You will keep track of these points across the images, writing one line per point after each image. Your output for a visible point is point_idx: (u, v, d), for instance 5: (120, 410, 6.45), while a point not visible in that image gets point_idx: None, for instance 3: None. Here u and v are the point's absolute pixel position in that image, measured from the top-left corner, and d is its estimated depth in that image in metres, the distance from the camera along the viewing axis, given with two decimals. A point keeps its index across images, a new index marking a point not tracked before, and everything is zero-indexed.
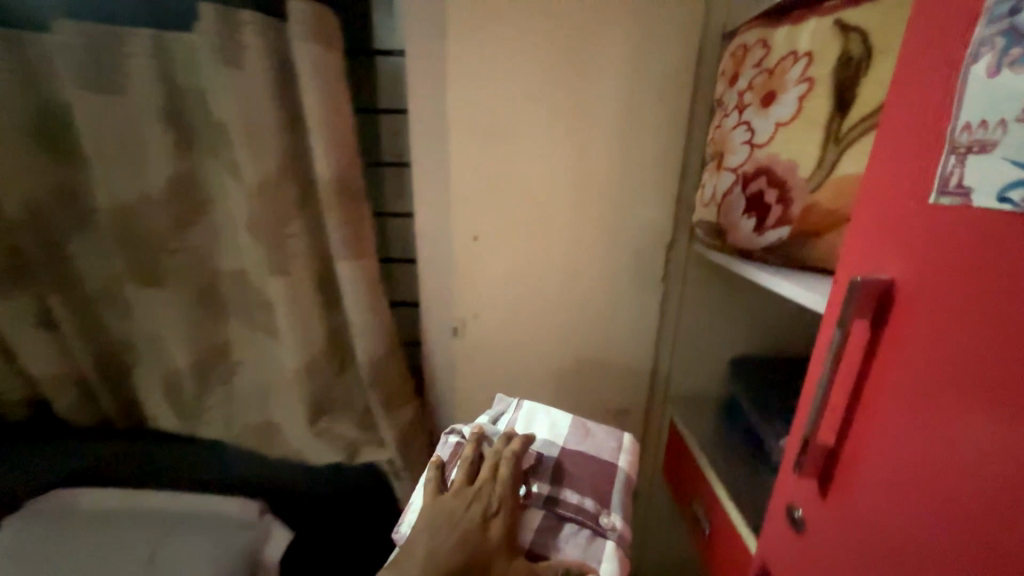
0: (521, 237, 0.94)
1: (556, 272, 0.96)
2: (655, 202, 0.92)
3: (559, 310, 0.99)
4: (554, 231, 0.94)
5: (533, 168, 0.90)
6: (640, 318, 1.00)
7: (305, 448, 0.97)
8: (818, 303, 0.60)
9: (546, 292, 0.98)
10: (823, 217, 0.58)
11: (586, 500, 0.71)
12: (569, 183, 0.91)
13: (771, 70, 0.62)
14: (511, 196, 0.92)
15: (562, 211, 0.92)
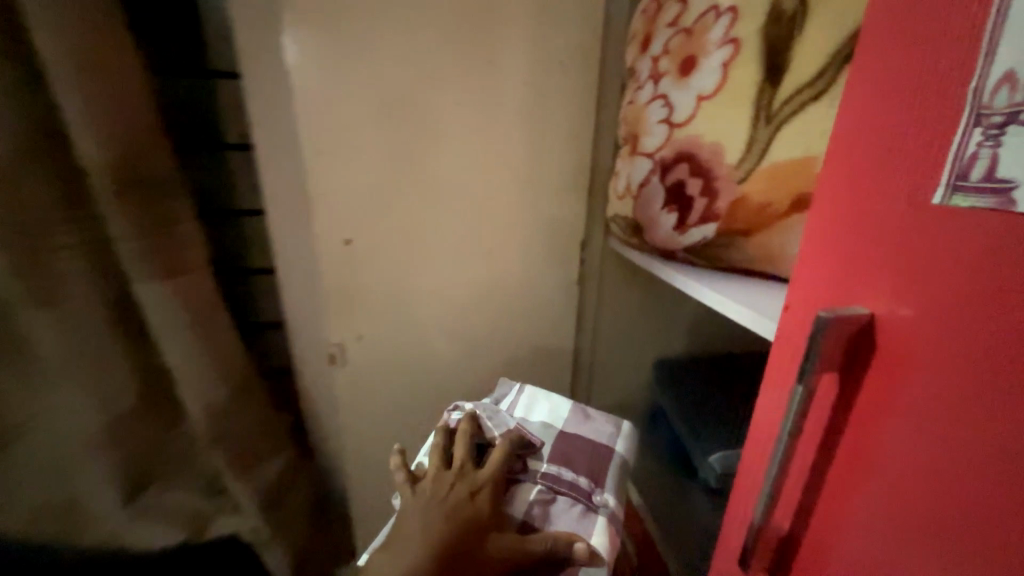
0: (407, 239, 0.76)
1: (453, 281, 0.80)
2: (566, 193, 0.79)
3: (460, 325, 0.84)
4: (449, 231, 0.77)
5: (418, 153, 0.72)
6: (553, 328, 0.88)
7: (127, 530, 0.72)
8: (745, 317, 0.51)
9: (443, 305, 0.82)
10: (752, 214, 0.48)
11: (582, 478, 0.55)
12: (463, 173, 0.74)
13: (690, 29, 0.50)
14: (389, 190, 0.73)
15: (458, 206, 0.76)
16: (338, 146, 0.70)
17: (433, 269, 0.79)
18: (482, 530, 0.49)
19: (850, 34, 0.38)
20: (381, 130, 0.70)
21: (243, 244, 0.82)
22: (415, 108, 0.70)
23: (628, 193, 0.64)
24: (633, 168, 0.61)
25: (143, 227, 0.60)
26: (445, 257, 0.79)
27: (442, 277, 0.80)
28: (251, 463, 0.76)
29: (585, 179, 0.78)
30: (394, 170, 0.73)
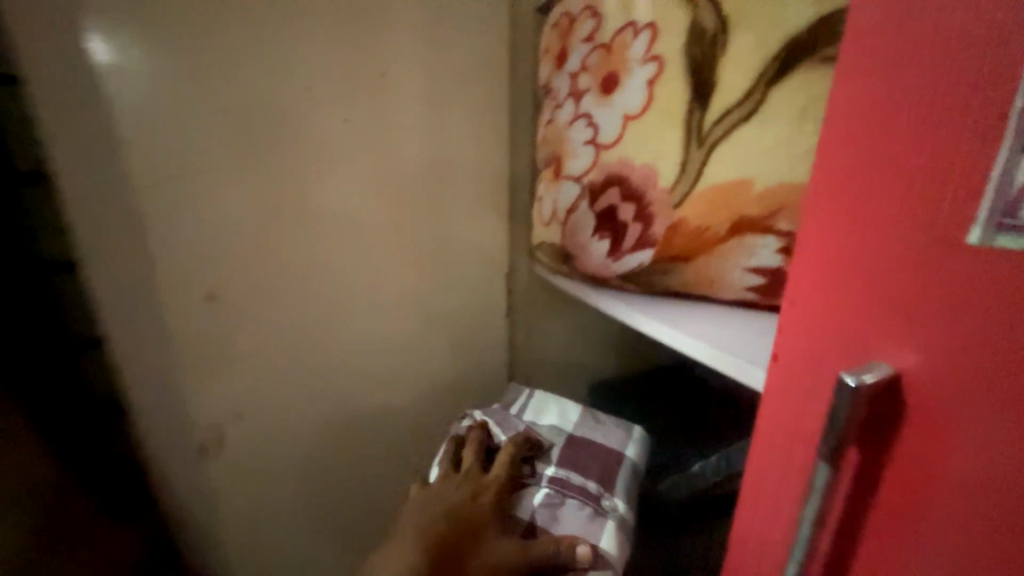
0: (297, 285, 0.63)
1: (359, 329, 0.68)
2: (482, 220, 0.71)
3: (372, 380, 0.71)
4: (350, 270, 0.65)
5: (303, 181, 0.60)
6: (479, 368, 0.79)
7: None
8: (693, 348, 0.48)
9: (348, 360, 0.68)
10: (690, 238, 0.45)
11: (591, 482, 0.49)
12: (361, 203, 0.63)
13: (608, 45, 0.46)
14: (265, 227, 0.59)
15: (359, 241, 0.64)
16: (191, 176, 0.55)
17: (332, 318, 0.66)
18: (477, 532, 0.45)
19: (773, 54, 0.37)
20: (250, 153, 0.57)
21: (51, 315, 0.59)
22: (293, 127, 0.58)
23: (554, 218, 0.58)
24: (558, 192, 0.56)
25: None
26: (348, 303, 0.66)
27: (344, 327, 0.67)
28: None
29: (503, 204, 0.72)
30: (271, 203, 0.59)
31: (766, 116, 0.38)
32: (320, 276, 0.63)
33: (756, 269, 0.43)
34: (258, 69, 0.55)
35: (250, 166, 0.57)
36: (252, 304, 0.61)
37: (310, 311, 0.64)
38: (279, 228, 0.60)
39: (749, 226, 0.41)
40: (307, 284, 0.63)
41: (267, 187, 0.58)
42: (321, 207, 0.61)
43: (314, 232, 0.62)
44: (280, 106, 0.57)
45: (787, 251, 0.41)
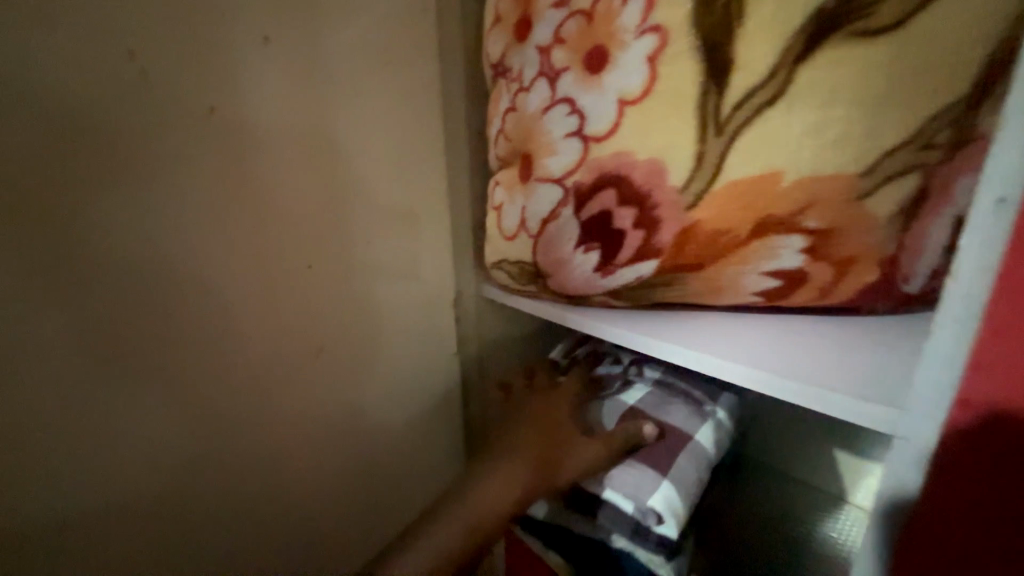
0: (148, 363, 0.42)
1: (261, 401, 0.50)
2: (407, 234, 0.59)
3: (287, 459, 0.54)
4: (236, 324, 0.47)
5: (147, 202, 0.40)
6: (420, 410, 0.67)
7: None
8: (709, 366, 0.42)
9: (254, 440, 0.50)
10: (706, 244, 0.38)
11: (696, 392, 0.64)
12: (243, 231, 0.46)
13: (591, 12, 0.37)
14: (80, 276, 0.38)
15: (249, 283, 0.47)
16: None
17: (219, 394, 0.47)
18: (567, 432, 0.54)
19: (802, 26, 0.32)
20: (40, 165, 0.35)
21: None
22: (117, 124, 0.38)
23: (522, 230, 0.47)
24: (527, 198, 0.45)
25: None
26: (238, 368, 0.48)
27: (235, 404, 0.48)
28: None
29: (431, 214, 0.61)
30: (83, 243, 0.38)
31: (795, 99, 0.33)
32: (192, 339, 0.44)
33: (774, 273, 0.39)
34: (41, 28, 0.34)
35: (43, 183, 0.36)
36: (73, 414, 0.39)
37: (183, 394, 0.44)
38: (105, 280, 0.39)
39: (774, 226, 0.36)
40: (167, 355, 0.43)
41: (74, 221, 0.37)
42: (181, 240, 0.42)
43: (164, 281, 0.42)
44: (87, 90, 0.36)
45: (811, 250, 0.37)
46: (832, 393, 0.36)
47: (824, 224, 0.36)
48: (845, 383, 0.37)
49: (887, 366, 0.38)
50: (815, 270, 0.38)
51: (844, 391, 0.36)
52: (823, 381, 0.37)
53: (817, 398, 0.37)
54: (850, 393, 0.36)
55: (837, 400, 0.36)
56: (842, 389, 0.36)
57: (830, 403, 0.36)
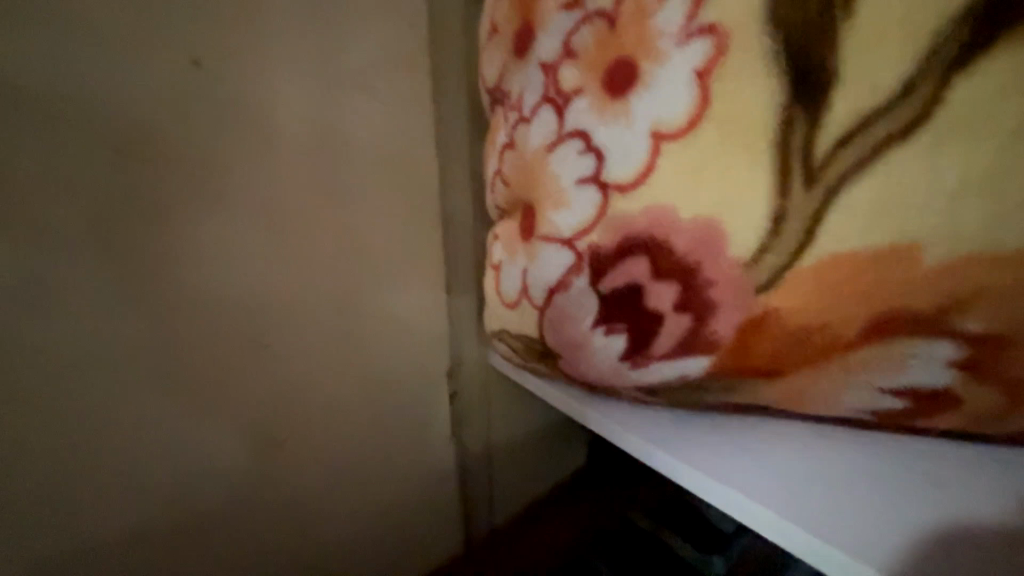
0: (53, 456, 0.36)
1: (199, 491, 0.43)
2: (399, 285, 0.51)
3: (232, 558, 0.46)
4: (166, 407, 0.40)
5: (59, 270, 0.34)
6: (408, 494, 0.57)
7: None
8: (803, 547, 0.26)
9: (188, 539, 0.43)
10: (786, 340, 0.26)
11: None
12: (186, 297, 0.39)
13: (613, 14, 0.27)
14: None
15: (188, 358, 0.40)
16: None
17: (153, 480, 0.40)
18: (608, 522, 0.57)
19: (961, 13, 0.19)
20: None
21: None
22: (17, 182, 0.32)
23: (524, 299, 0.36)
24: (529, 259, 0.34)
25: None
26: (168, 457, 0.41)
27: (166, 496, 0.41)
28: None
29: (429, 264, 0.53)
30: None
31: (948, 131, 0.20)
32: (119, 421, 0.38)
33: (900, 391, 0.25)
34: None
35: None
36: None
37: (92, 493, 0.38)
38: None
39: (901, 325, 0.23)
40: (74, 449, 0.36)
41: None
42: (103, 312, 0.36)
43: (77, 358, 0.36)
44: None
45: (969, 365, 0.23)
46: (828, 545, 0.25)
47: (994, 327, 0.22)
48: (858, 538, 0.25)
49: (950, 534, 0.25)
50: (972, 392, 0.24)
51: (846, 549, 0.24)
52: (824, 527, 0.26)
53: (808, 546, 0.26)
54: (858, 554, 0.24)
55: (834, 557, 0.25)
56: (847, 545, 0.24)
57: (826, 558, 0.25)
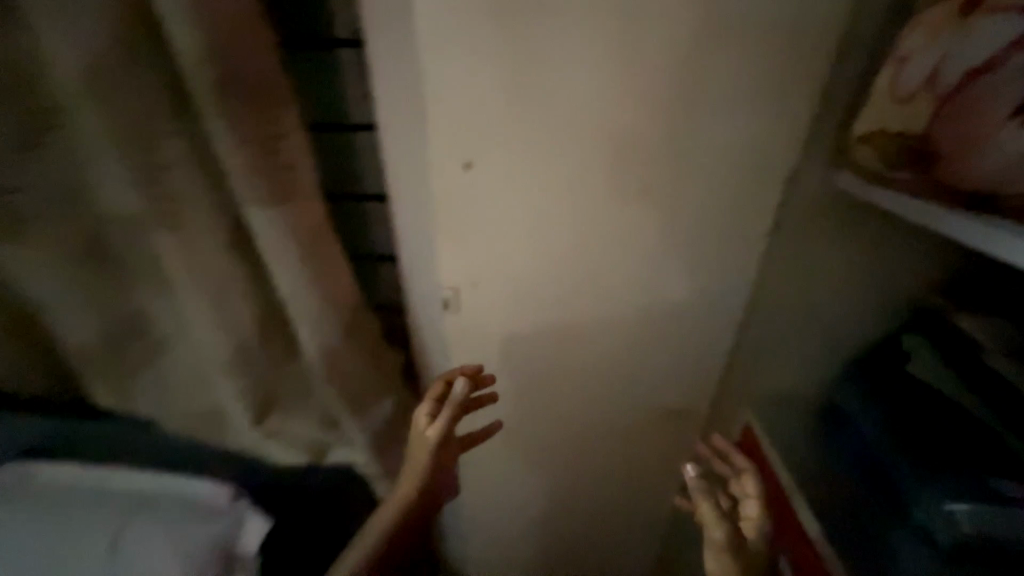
0: (558, 178, 0.61)
1: (604, 227, 0.65)
2: (784, 98, 0.56)
3: (591, 280, 0.69)
4: (605, 160, 0.60)
5: (603, 48, 0.53)
6: (704, 290, 0.71)
7: (260, 445, 0.74)
8: None
9: (570, 254, 0.67)
10: None
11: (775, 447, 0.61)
12: (638, 77, 0.55)
13: None
14: (557, 91, 0.56)
15: (632, 125, 0.58)
16: (502, 46, 0.53)
17: (586, 211, 0.63)
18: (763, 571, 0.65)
19: None
20: (539, 13, 0.52)
21: (338, 165, 0.71)
22: None
23: (925, 89, 0.39)
24: (960, 41, 0.36)
25: (251, 159, 0.51)
26: (592, 197, 0.62)
27: (591, 228, 0.65)
28: (366, 406, 0.71)
29: (820, 80, 0.55)
30: (557, 76, 0.55)
31: None
32: (584, 163, 0.60)
33: None
34: None
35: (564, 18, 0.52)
36: (505, 174, 0.61)
37: (559, 204, 0.63)
38: (550, 112, 0.57)
39: None
40: (564, 175, 0.61)
41: (570, 57, 0.54)
42: (612, 87, 0.56)
43: (586, 113, 0.57)
44: None
45: None
46: None
47: None
48: None
49: None
50: None
51: None
52: None
53: None
54: None
55: None
56: None
57: None
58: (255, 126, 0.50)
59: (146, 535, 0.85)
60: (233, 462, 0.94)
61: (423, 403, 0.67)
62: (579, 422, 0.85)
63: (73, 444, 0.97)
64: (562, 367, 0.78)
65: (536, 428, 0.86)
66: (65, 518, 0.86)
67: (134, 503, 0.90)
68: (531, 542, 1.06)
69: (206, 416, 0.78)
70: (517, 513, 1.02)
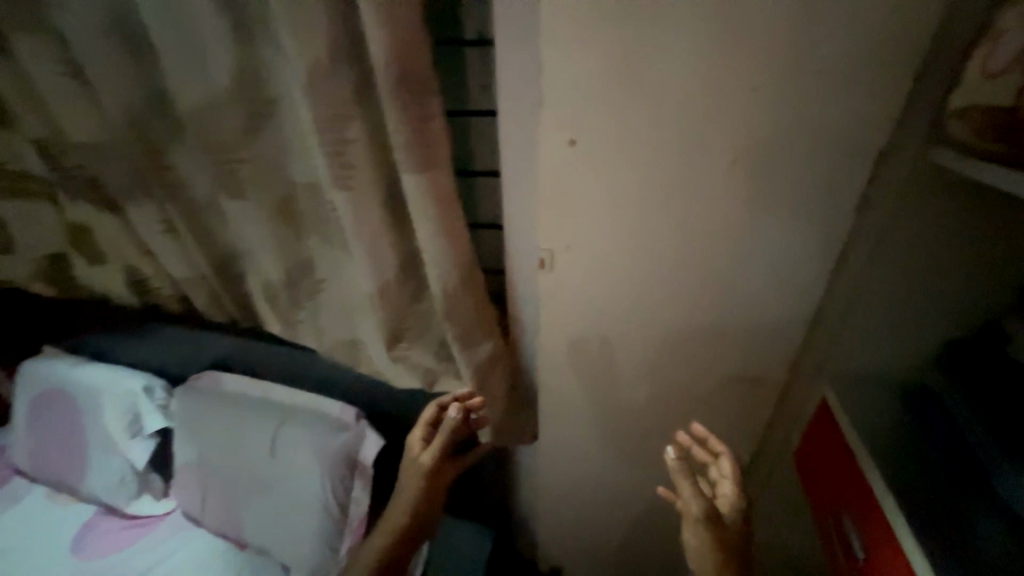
0: (652, 151, 0.69)
1: (691, 197, 0.72)
2: (880, 76, 0.59)
3: (675, 247, 0.76)
4: (698, 135, 0.67)
5: (706, 32, 0.60)
6: (786, 261, 0.74)
7: (388, 368, 0.94)
8: None
9: (656, 222, 0.75)
10: None
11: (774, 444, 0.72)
12: (737, 59, 0.61)
13: None
14: (659, 74, 0.64)
15: (727, 103, 0.64)
16: (612, 36, 0.62)
17: (676, 182, 0.71)
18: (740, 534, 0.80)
19: None
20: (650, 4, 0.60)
21: (459, 143, 0.86)
22: None
23: (1015, 68, 0.45)
24: None
25: (412, 135, 0.66)
26: (683, 169, 0.69)
27: (679, 198, 0.72)
28: (472, 343, 0.86)
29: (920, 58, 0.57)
30: (660, 60, 0.63)
31: None
32: (677, 137, 0.67)
33: None
34: None
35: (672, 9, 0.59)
36: (605, 147, 0.70)
37: (650, 175, 0.71)
38: (652, 91, 0.65)
39: None
40: (660, 149, 0.69)
41: (673, 42, 0.61)
42: (711, 68, 0.62)
43: (685, 92, 0.64)
44: None
45: None
46: None
47: None
48: None
49: None
50: None
51: None
52: None
53: None
54: None
55: None
56: None
57: None
58: (416, 109, 0.65)
59: (299, 434, 1.15)
60: (359, 387, 1.16)
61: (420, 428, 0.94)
62: (653, 380, 0.92)
63: (242, 364, 1.27)
64: (640, 328, 0.87)
65: (612, 384, 0.96)
66: (251, 411, 1.20)
67: (289, 408, 1.19)
68: (598, 493, 1.17)
69: (349, 342, 1.00)
70: (587, 464, 1.12)
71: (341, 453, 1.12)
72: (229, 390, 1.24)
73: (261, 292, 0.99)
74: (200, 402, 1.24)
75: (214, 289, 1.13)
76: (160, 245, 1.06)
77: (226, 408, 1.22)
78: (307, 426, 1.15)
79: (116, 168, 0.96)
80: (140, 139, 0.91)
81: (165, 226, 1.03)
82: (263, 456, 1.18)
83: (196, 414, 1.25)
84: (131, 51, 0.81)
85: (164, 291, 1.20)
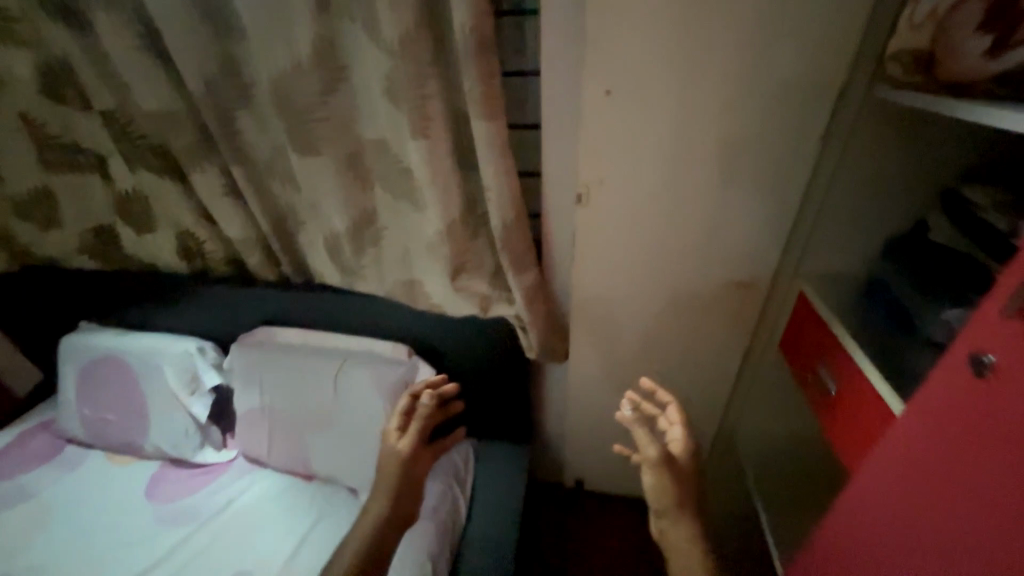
0: (671, 95, 0.86)
1: (701, 133, 0.89)
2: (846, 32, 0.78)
3: (687, 177, 0.95)
4: (707, 82, 0.84)
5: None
6: (771, 186, 0.94)
7: (446, 299, 1.10)
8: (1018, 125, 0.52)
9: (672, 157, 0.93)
10: None
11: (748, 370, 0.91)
12: (740, 20, 0.78)
13: None
14: (678, 33, 0.80)
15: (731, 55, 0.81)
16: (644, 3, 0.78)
17: (689, 122, 0.88)
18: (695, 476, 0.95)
19: None
20: None
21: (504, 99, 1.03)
22: None
23: (930, 20, 0.66)
24: None
25: (482, 90, 0.81)
26: (695, 110, 0.87)
27: (691, 134, 0.90)
28: (522, 270, 1.04)
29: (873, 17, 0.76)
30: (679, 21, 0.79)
31: None
32: (691, 84, 0.85)
33: None
34: None
35: None
36: (633, 94, 0.87)
37: (668, 117, 0.88)
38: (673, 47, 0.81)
39: None
40: (677, 94, 0.86)
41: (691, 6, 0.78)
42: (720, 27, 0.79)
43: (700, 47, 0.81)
44: None
45: None
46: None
47: None
48: None
49: None
50: None
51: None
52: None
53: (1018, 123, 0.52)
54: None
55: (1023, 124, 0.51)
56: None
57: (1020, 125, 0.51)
58: (485, 68, 0.80)
59: (358, 371, 1.29)
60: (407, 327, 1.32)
61: (397, 418, 1.15)
62: (666, 294, 1.13)
63: (293, 317, 1.40)
64: (656, 250, 1.06)
65: (632, 301, 1.15)
66: (310, 357, 1.33)
67: (345, 352, 1.34)
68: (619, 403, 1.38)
69: (407, 281, 1.15)
70: (609, 378, 1.33)
71: (400, 382, 1.27)
72: (286, 343, 1.38)
73: (326, 242, 1.13)
74: (257, 354, 1.35)
75: (267, 246, 1.26)
76: (220, 208, 1.15)
77: (285, 357, 1.34)
78: (365, 364, 1.29)
79: (183, 134, 1.05)
80: (213, 106, 0.99)
81: (228, 188, 1.13)
82: (324, 395, 1.31)
83: (253, 367, 1.35)
84: (211, 24, 0.90)
85: (215, 255, 1.31)
